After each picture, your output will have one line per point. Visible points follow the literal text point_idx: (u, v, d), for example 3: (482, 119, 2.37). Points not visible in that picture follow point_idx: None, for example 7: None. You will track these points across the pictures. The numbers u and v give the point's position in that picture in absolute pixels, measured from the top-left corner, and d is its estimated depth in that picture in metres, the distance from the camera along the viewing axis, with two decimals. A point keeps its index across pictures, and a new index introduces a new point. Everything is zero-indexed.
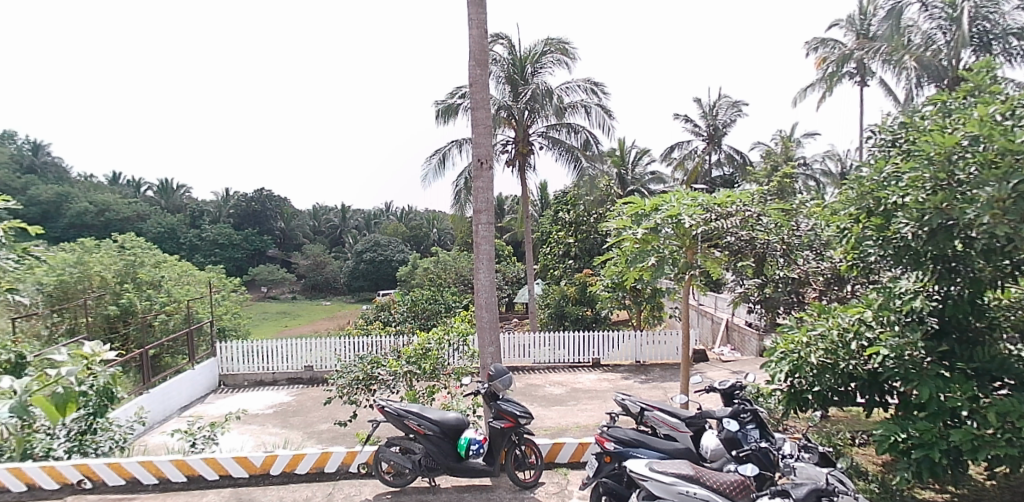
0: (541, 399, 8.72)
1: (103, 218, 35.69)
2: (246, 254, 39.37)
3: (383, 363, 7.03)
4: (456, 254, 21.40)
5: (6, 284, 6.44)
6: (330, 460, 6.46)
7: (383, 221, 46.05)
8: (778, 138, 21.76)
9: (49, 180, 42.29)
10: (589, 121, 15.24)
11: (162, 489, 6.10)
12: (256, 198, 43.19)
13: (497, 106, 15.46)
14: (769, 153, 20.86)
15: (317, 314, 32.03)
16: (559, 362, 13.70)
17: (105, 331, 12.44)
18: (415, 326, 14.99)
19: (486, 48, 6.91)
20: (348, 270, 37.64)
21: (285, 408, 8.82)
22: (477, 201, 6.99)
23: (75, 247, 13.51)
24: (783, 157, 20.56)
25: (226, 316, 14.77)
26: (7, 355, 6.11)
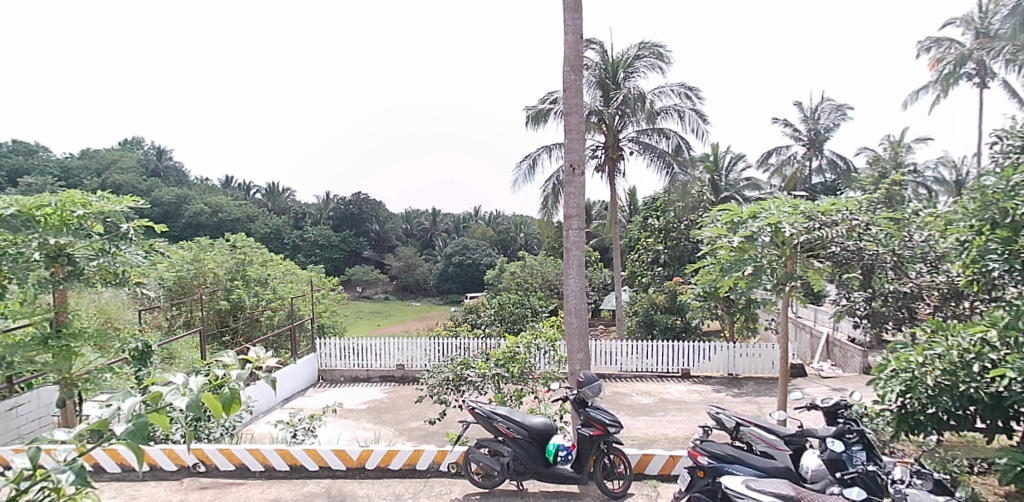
0: (628, 408, 8.61)
1: (217, 219, 38.09)
2: (343, 256, 40.94)
3: (473, 365, 7.14)
4: (543, 258, 21.49)
5: (135, 278, 7.00)
6: (422, 458, 6.63)
7: (470, 225, 46.76)
8: (886, 144, 20.60)
9: (171, 183, 45.67)
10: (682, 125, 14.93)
11: (268, 476, 6.43)
12: (353, 201, 44.79)
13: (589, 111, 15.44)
14: (876, 160, 19.74)
15: (409, 315, 33.01)
16: (646, 371, 13.49)
17: (217, 324, 13.37)
18: (503, 330, 15.17)
19: (580, 53, 6.91)
20: (437, 272, 38.63)
21: (377, 405, 9.08)
22: (568, 206, 7.03)
23: (193, 246, 14.74)
24: (891, 163, 19.41)
25: (326, 314, 15.42)
26: (136, 344, 6.75)
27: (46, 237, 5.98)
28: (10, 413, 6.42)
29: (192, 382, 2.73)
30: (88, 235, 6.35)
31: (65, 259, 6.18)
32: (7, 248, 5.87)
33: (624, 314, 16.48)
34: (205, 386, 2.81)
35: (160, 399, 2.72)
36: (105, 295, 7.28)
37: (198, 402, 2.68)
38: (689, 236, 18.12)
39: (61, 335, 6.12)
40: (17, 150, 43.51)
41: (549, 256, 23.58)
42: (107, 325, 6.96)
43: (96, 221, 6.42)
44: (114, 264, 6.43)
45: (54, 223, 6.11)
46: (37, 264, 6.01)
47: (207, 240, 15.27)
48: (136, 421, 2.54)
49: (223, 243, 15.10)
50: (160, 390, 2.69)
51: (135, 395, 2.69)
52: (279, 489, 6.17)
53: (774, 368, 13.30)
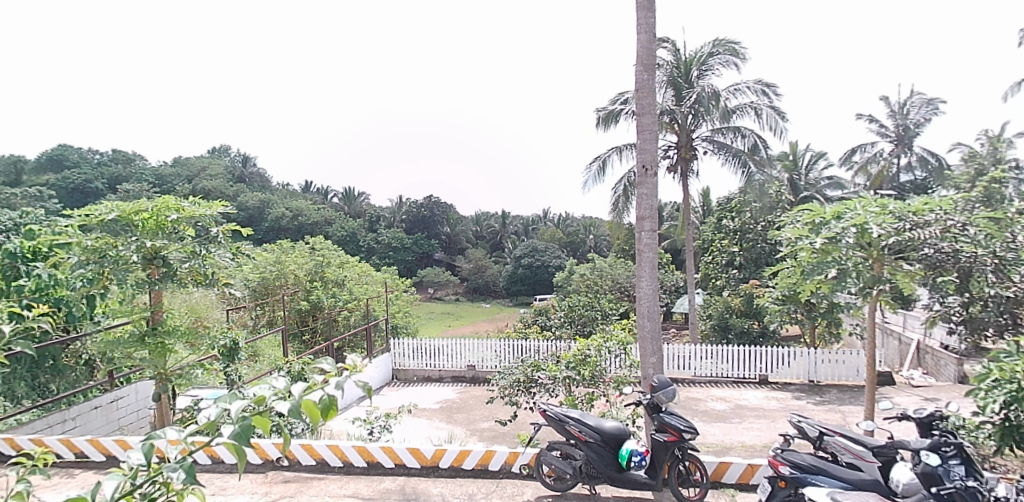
0: (703, 414, 8.42)
1: (296, 222, 39.53)
2: (415, 257, 42.25)
3: (543, 367, 7.14)
4: (613, 261, 21.30)
5: (224, 279, 7.31)
6: (494, 458, 6.68)
7: (539, 227, 46.88)
8: (984, 139, 19.30)
9: (254, 188, 47.84)
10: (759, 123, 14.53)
11: (347, 471, 6.62)
12: (425, 204, 45.43)
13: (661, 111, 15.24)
14: (972, 156, 18.55)
15: (479, 316, 33.43)
16: (721, 376, 13.20)
17: (298, 324, 13.96)
18: (573, 332, 15.14)
19: (653, 52, 6.81)
20: (507, 274, 38.99)
21: (449, 405, 9.22)
22: (640, 208, 6.96)
23: (276, 248, 15.51)
24: (990, 159, 18.17)
25: (399, 314, 15.80)
26: (225, 341, 7.11)
27: (142, 240, 6.38)
28: (111, 405, 6.86)
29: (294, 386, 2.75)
30: (181, 238, 6.68)
31: (161, 261, 6.54)
32: (109, 251, 6.29)
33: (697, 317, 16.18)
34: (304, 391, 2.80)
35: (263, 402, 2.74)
36: (199, 295, 7.59)
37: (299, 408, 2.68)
38: (766, 238, 17.54)
39: (156, 332, 6.48)
40: (117, 158, 46.62)
41: (619, 257, 23.40)
42: (198, 323, 7.26)
43: (187, 225, 6.73)
44: (205, 266, 6.78)
45: (150, 227, 6.49)
46: (136, 265, 6.41)
47: (288, 243, 15.97)
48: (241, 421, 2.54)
49: (302, 246, 15.79)
50: (265, 393, 2.71)
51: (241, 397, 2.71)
52: (357, 484, 6.35)
53: (860, 376, 12.72)
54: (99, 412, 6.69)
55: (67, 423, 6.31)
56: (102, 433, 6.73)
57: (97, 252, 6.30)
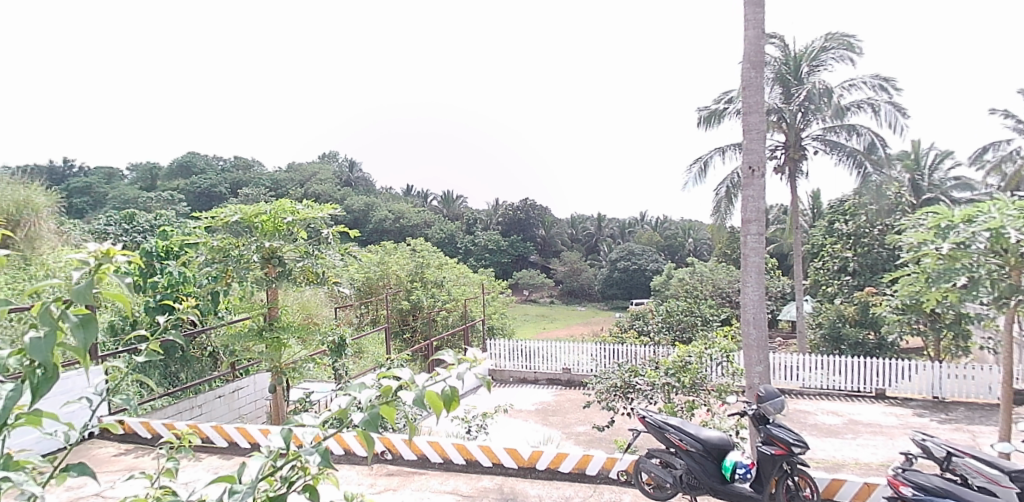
0: (814, 428, 8.02)
1: (398, 225, 40.80)
2: (510, 259, 41.71)
3: (641, 373, 6.98)
4: (714, 265, 20.67)
5: (333, 278, 7.69)
6: (591, 463, 6.63)
7: (637, 230, 46.42)
8: None
9: (359, 191, 50.28)
10: (876, 120, 13.72)
11: (446, 468, 6.78)
12: (521, 207, 45.35)
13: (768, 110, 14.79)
14: None
15: (573, 319, 33.54)
16: (833, 388, 12.76)
17: (399, 322, 14.55)
18: (672, 338, 14.94)
19: (761, 49, 6.61)
20: (603, 277, 39.14)
21: (545, 407, 9.27)
22: (746, 211, 6.76)
23: (381, 249, 16.33)
24: None
25: (495, 316, 16.14)
26: (334, 337, 7.58)
27: (261, 241, 6.82)
28: (233, 395, 7.33)
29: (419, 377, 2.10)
30: (295, 239, 7.09)
31: (277, 260, 6.97)
32: (232, 250, 6.76)
33: (805, 326, 15.51)
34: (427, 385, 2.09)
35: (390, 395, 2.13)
36: (310, 293, 7.97)
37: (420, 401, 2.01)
38: (884, 243, 16.57)
39: (273, 327, 6.88)
40: (237, 165, 49.89)
41: (719, 262, 22.71)
42: (309, 320, 7.61)
43: (301, 227, 7.12)
44: (317, 265, 7.17)
45: (269, 229, 6.88)
46: (255, 264, 6.86)
47: (392, 245, 16.74)
48: (372, 409, 2.03)
49: (405, 247, 16.51)
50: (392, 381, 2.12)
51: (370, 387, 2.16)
52: (457, 481, 6.47)
53: (993, 393, 11.72)
54: (222, 401, 7.16)
55: (195, 410, 6.78)
56: (224, 420, 7.21)
57: (222, 251, 6.78)
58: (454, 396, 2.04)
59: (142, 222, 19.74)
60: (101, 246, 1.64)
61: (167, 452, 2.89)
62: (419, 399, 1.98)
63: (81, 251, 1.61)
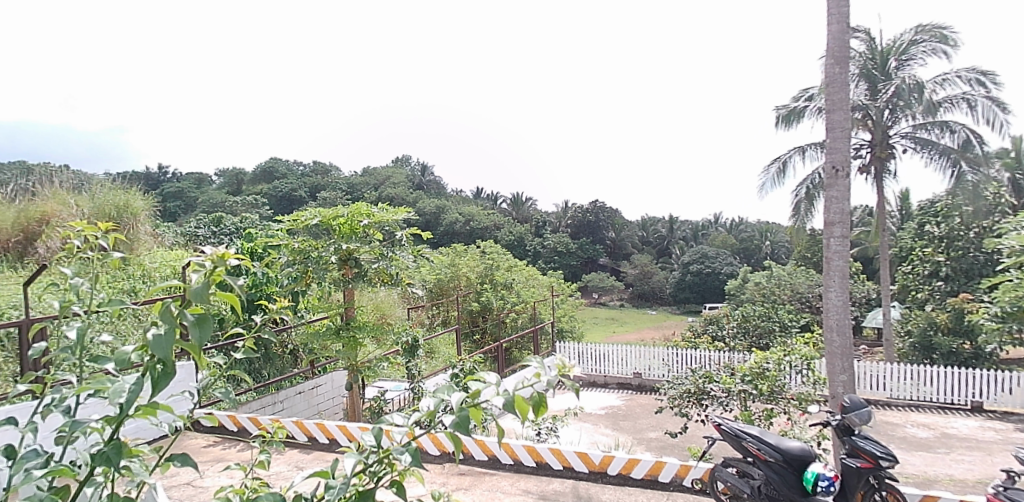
0: (902, 441, 7.62)
1: (468, 227, 40.58)
2: (580, 262, 41.65)
3: (716, 379, 6.92)
4: (792, 269, 19.83)
5: (406, 279, 7.84)
6: (664, 470, 6.52)
7: (710, 233, 45.80)
8: None
9: (430, 194, 51.51)
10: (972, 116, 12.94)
11: (516, 470, 6.80)
12: (590, 209, 44.96)
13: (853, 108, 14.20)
14: None
15: (643, 322, 33.35)
16: (924, 400, 12.19)
17: (469, 324, 14.79)
18: (748, 345, 14.61)
19: (846, 44, 6.34)
20: (675, 281, 39.34)
21: (614, 411, 9.19)
22: (829, 213, 6.50)
23: (452, 251, 16.72)
24: None
25: (564, 319, 16.18)
26: (407, 337, 7.67)
27: (339, 243, 7.05)
28: (313, 391, 7.60)
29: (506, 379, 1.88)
30: (370, 241, 7.29)
31: (354, 262, 7.20)
32: (311, 252, 7.01)
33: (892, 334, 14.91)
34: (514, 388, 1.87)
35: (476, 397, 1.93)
36: (383, 293, 8.15)
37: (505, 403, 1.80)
38: (980, 246, 15.58)
39: (350, 327, 7.11)
40: (315, 170, 51.77)
41: (797, 265, 21.97)
42: (383, 320, 7.79)
43: (377, 230, 7.32)
44: (391, 267, 7.34)
45: (346, 231, 7.10)
46: (333, 265, 7.08)
47: (462, 247, 17.08)
48: (461, 410, 1.84)
49: (474, 249, 16.81)
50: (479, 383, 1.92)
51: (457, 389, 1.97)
52: (527, 483, 6.47)
53: None
54: (302, 397, 7.43)
55: (276, 405, 7.05)
56: (303, 416, 7.48)
57: (302, 253, 7.05)
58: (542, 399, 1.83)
59: (229, 225, 20.75)
60: (217, 250, 1.72)
61: (260, 444, 3.02)
62: (508, 401, 1.78)
63: (199, 254, 1.70)
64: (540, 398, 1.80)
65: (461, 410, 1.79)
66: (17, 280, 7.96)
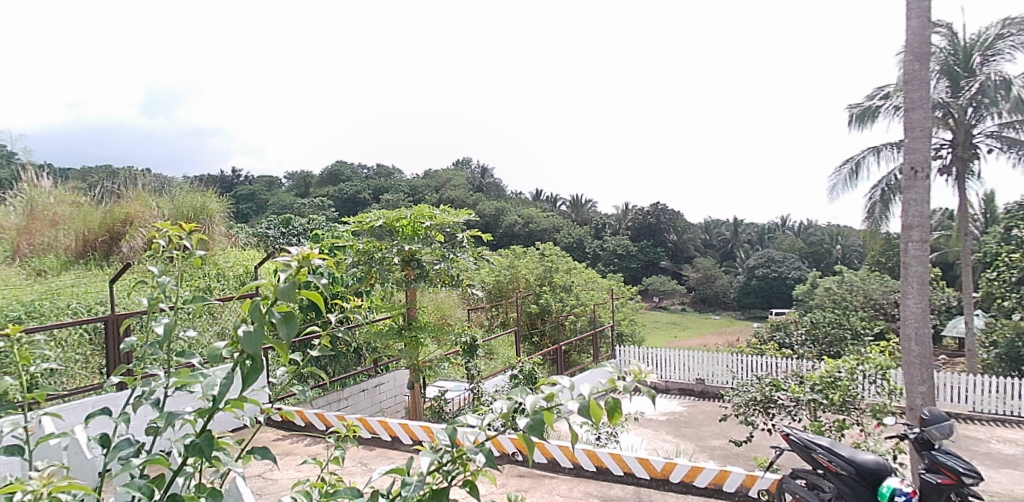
0: (988, 457, 7.23)
1: (528, 229, 39.61)
2: (641, 265, 41.15)
3: (784, 388, 6.71)
4: (865, 274, 19.00)
5: (466, 280, 7.89)
6: (729, 479, 6.39)
7: (777, 236, 44.75)
8: None
9: (489, 197, 52.11)
10: None
11: (576, 473, 6.76)
12: (652, 212, 44.58)
13: (933, 106, 13.55)
14: None
15: (706, 328, 32.89)
16: (1011, 414, 11.56)
17: (529, 326, 14.92)
18: (818, 353, 14.23)
19: (927, 39, 6.05)
20: (739, 285, 38.73)
21: (676, 418, 9.10)
22: (907, 216, 6.22)
23: (510, 253, 16.93)
24: None
25: (624, 323, 16.17)
26: (466, 338, 7.78)
27: (402, 245, 7.18)
28: (376, 389, 7.77)
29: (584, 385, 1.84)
30: (432, 243, 7.39)
31: (416, 263, 7.31)
32: (376, 253, 7.16)
33: (976, 345, 14.20)
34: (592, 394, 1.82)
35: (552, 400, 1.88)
36: (444, 294, 8.25)
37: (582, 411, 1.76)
38: None
39: (412, 327, 7.23)
40: (377, 173, 52.96)
41: (868, 269, 21.17)
42: (443, 321, 7.89)
43: (438, 232, 7.41)
44: (452, 268, 7.42)
45: (408, 232, 7.23)
46: (396, 266, 7.21)
47: (522, 249, 17.25)
48: (535, 414, 1.80)
49: (534, 251, 16.98)
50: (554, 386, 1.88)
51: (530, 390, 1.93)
52: (588, 487, 6.43)
53: None
54: (366, 395, 7.61)
55: (341, 402, 7.25)
56: (367, 413, 7.65)
57: (367, 254, 7.20)
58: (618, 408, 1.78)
59: (297, 226, 21.52)
60: (303, 250, 1.79)
61: (334, 442, 3.08)
62: (584, 407, 1.76)
63: (286, 253, 1.78)
64: (615, 403, 1.78)
65: (536, 412, 1.75)
66: (106, 278, 8.45)
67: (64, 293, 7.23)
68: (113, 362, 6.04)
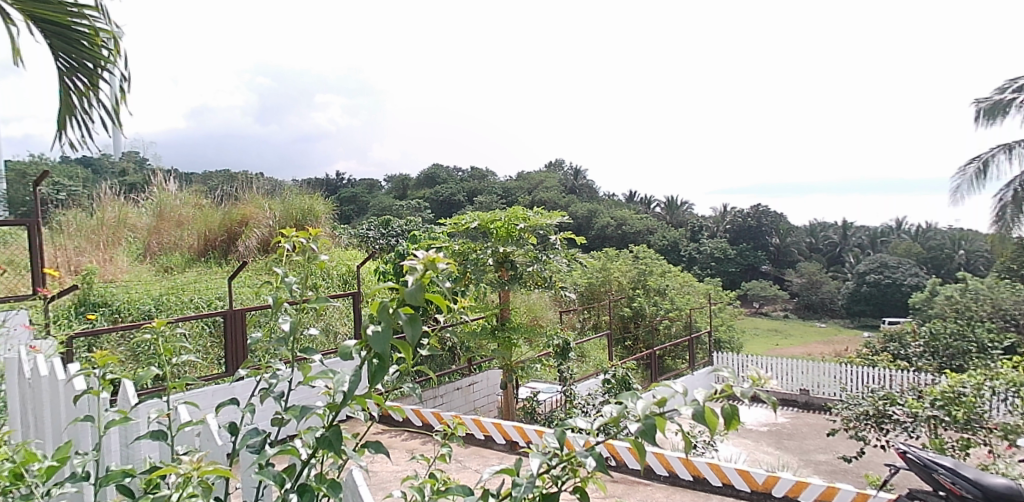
0: None
1: (621, 232, 37.33)
2: (739, 269, 39.90)
3: (900, 402, 6.34)
4: (993, 282, 17.56)
5: (558, 282, 7.89)
6: (838, 496, 6.03)
7: (892, 241, 42.53)
8: None
9: (583, 199, 52.32)
10: None
11: (672, 482, 6.58)
12: (752, 213, 43.16)
13: None
14: None
15: (812, 336, 31.59)
16: None
17: (623, 329, 14.99)
18: (938, 366, 13.36)
19: None
20: (849, 292, 37.29)
21: (780, 431, 8.84)
22: None
23: (603, 255, 17.01)
24: None
25: (723, 328, 16.14)
26: (559, 340, 7.80)
27: (496, 247, 7.28)
28: (470, 388, 7.93)
29: (699, 391, 1.68)
30: (525, 245, 7.43)
31: (510, 264, 7.37)
32: (470, 254, 7.30)
33: None
34: (707, 397, 1.66)
35: (662, 406, 1.74)
36: (536, 295, 8.29)
37: (698, 417, 1.60)
38: None
39: (505, 327, 7.30)
40: (474, 174, 53.71)
41: (995, 276, 19.59)
42: (536, 322, 7.95)
43: (531, 234, 7.44)
44: (545, 270, 7.44)
45: (502, 234, 7.32)
46: (490, 267, 7.31)
47: (614, 252, 17.27)
48: (647, 418, 1.66)
49: (627, 254, 17.01)
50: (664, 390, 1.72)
51: (639, 395, 1.78)
52: (685, 497, 6.27)
53: None
54: (460, 393, 7.77)
55: (437, 399, 7.43)
56: (462, 411, 7.82)
57: (462, 255, 7.34)
58: (735, 413, 1.61)
59: (398, 229, 22.41)
60: (428, 254, 1.89)
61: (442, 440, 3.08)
62: (701, 413, 1.59)
63: (413, 258, 1.83)
64: (734, 411, 1.60)
65: (650, 417, 1.62)
66: (227, 275, 9.08)
67: (188, 289, 7.82)
68: (229, 353, 6.48)
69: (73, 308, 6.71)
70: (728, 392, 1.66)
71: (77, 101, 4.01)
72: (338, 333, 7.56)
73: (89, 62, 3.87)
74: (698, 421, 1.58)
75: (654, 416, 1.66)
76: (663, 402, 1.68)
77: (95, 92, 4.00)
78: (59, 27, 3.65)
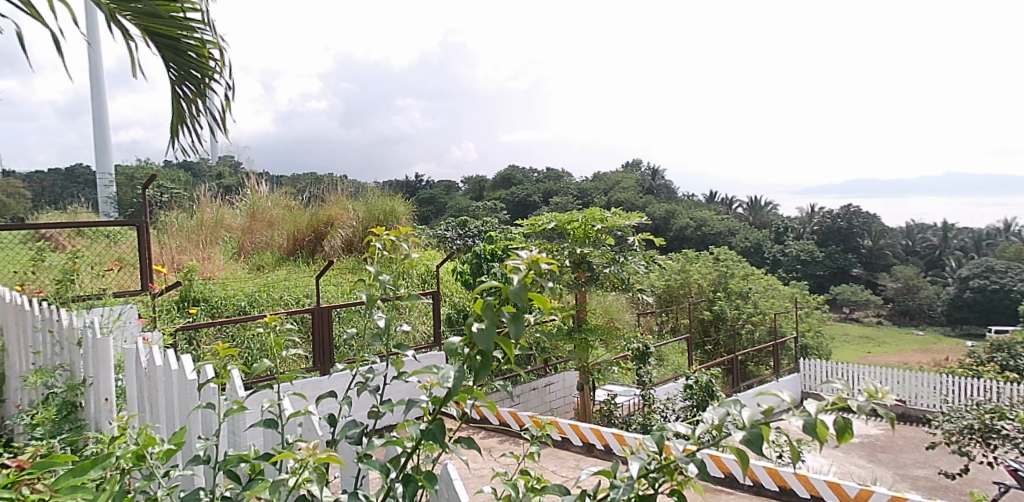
0: None
1: (700, 233, 36.46)
2: (827, 272, 38.22)
3: (1009, 416, 5.90)
4: None
5: (636, 284, 7.79)
6: None
7: (1001, 244, 40.10)
8: None
9: (660, 199, 51.64)
10: None
11: (756, 492, 6.37)
12: (842, 213, 40.82)
13: None
14: None
15: (908, 344, 30.03)
16: None
17: (704, 333, 14.78)
18: None
19: None
20: (949, 297, 35.38)
21: (874, 443, 8.43)
22: None
23: (683, 257, 16.74)
24: None
25: (811, 334, 15.58)
26: (637, 344, 7.68)
27: (573, 247, 7.27)
28: (546, 389, 7.95)
29: (811, 403, 1.55)
30: (602, 246, 7.36)
31: (586, 265, 7.32)
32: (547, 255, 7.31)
33: None
34: (821, 408, 1.53)
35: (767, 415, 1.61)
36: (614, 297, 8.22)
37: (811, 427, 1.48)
38: None
39: (581, 329, 7.26)
40: (548, 175, 54.00)
41: None
42: (613, 324, 7.88)
43: (608, 235, 7.36)
44: (622, 272, 7.36)
45: (579, 235, 7.31)
46: (567, 269, 7.31)
47: (694, 254, 16.96)
48: (752, 426, 1.55)
49: (707, 257, 16.67)
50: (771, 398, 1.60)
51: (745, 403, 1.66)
52: None
53: None
54: (535, 393, 7.81)
55: (514, 399, 7.50)
56: (537, 411, 7.85)
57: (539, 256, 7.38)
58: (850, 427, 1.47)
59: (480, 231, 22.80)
60: (531, 255, 1.93)
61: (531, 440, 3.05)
62: (810, 424, 1.47)
63: (516, 257, 1.87)
64: (849, 424, 1.47)
65: (756, 425, 1.53)
66: (316, 273, 9.47)
67: (279, 286, 8.20)
68: (317, 351, 6.74)
69: (177, 303, 7.15)
70: (842, 405, 1.53)
71: (187, 107, 4.26)
72: (423, 331, 7.74)
73: (198, 71, 4.11)
74: (810, 431, 1.46)
75: (759, 425, 1.55)
76: (769, 409, 1.56)
77: (202, 99, 4.21)
78: (170, 40, 3.89)
